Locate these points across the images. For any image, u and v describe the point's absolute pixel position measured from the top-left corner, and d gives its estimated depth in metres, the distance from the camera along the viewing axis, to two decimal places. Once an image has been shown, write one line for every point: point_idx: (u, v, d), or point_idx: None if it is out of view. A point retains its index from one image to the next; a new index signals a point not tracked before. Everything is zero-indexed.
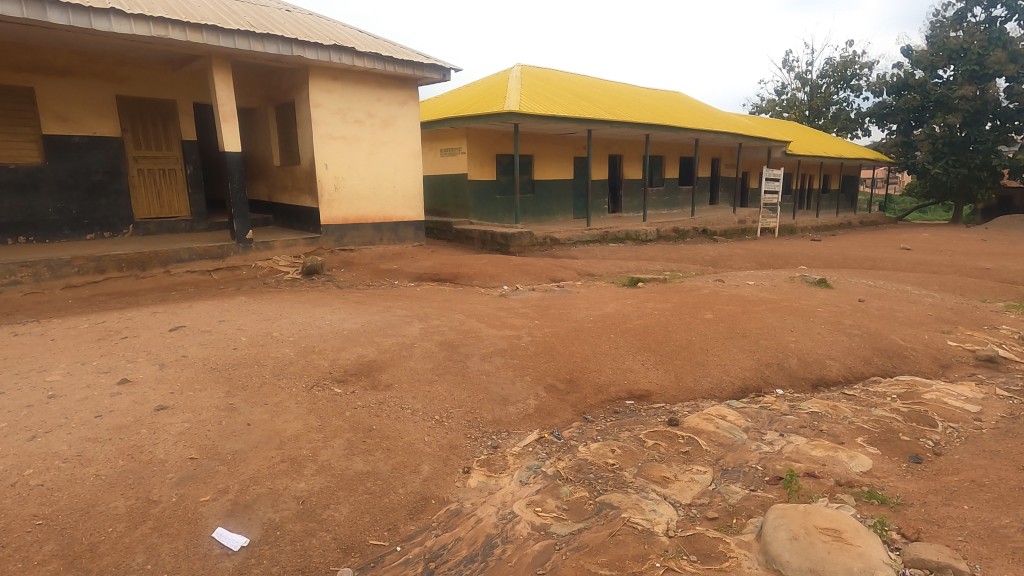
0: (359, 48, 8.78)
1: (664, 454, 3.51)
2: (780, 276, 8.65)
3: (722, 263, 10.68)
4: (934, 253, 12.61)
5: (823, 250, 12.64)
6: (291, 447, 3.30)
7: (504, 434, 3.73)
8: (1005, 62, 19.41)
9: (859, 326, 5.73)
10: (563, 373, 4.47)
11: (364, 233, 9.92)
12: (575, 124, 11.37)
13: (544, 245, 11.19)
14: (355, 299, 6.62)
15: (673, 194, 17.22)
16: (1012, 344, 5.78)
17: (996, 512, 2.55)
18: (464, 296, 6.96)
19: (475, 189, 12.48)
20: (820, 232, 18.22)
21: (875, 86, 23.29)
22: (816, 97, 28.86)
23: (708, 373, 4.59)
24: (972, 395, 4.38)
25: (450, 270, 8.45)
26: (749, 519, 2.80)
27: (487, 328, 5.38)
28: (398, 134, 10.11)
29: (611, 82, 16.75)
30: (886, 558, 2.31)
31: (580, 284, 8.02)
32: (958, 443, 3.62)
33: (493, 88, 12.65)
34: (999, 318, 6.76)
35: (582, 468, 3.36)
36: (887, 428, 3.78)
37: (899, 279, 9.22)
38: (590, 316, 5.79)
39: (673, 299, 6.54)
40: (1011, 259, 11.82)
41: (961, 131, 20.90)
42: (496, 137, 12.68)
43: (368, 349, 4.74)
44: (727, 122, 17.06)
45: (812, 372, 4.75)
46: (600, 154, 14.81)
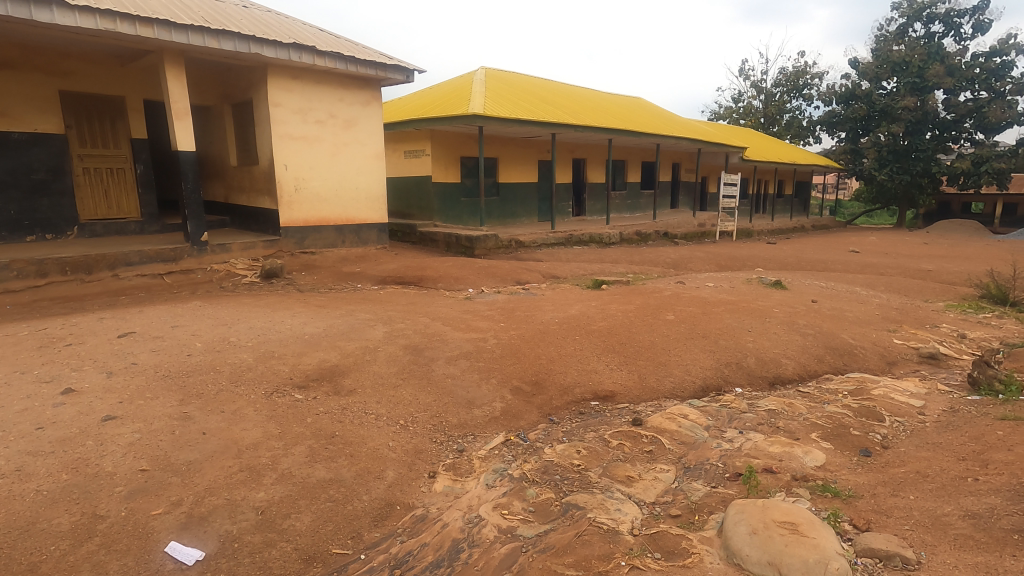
0: (320, 47, 8.61)
1: (628, 454, 3.56)
2: (738, 278, 8.89)
3: (683, 265, 10.92)
4: (881, 256, 13.23)
5: (778, 253, 13.08)
6: (249, 456, 3.19)
7: (470, 437, 3.72)
8: (942, 75, 20.62)
9: (812, 326, 5.95)
10: (529, 375, 4.48)
11: (326, 236, 9.72)
12: (539, 127, 11.43)
13: (508, 247, 11.21)
14: (316, 303, 6.46)
15: (636, 198, 17.52)
16: (953, 342, 6.09)
17: (939, 502, 2.67)
18: (429, 300, 6.90)
19: (439, 191, 12.40)
20: (775, 235, 18.85)
21: (825, 95, 24.27)
22: (771, 105, 29.90)
23: (670, 374, 4.67)
24: (916, 391, 4.60)
25: (415, 273, 8.35)
26: (711, 516, 2.86)
27: (452, 331, 5.34)
28: (361, 135, 9.96)
29: (574, 87, 16.93)
30: (840, 548, 2.40)
31: (545, 287, 8.06)
32: (904, 436, 3.79)
33: (458, 90, 12.60)
34: (941, 317, 7.11)
35: (547, 469, 3.37)
36: (838, 423, 3.94)
37: (849, 281, 9.60)
38: (556, 319, 5.82)
39: (636, 301, 6.63)
40: (950, 262, 12.50)
41: (904, 140, 22.06)
42: (461, 139, 12.63)
43: (330, 354, 4.63)
44: (687, 128, 17.48)
45: (768, 371, 4.90)
46: (564, 158, 14.95)
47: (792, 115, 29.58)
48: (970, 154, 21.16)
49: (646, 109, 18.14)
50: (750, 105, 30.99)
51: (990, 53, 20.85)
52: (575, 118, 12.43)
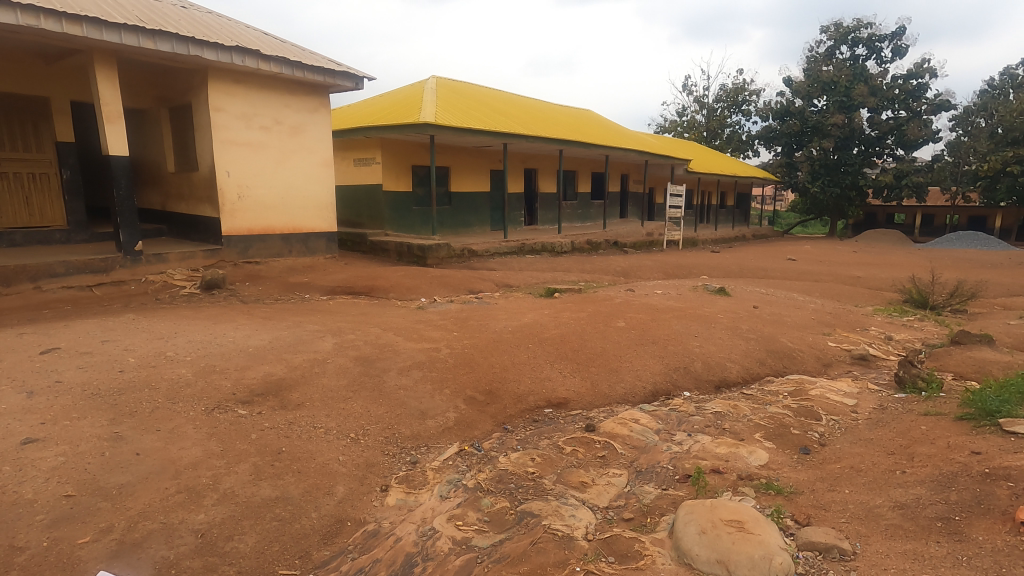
0: (264, 51, 8.37)
1: (582, 460, 3.59)
2: (685, 285, 9.19)
3: (633, 273, 11.21)
4: (816, 264, 13.99)
5: (722, 261, 13.62)
6: (187, 476, 3.03)
7: (423, 449, 3.66)
8: (867, 95, 22.11)
9: (754, 330, 6.21)
10: (483, 385, 4.45)
11: (271, 245, 9.41)
12: (490, 137, 11.49)
13: (461, 256, 11.20)
14: (261, 315, 6.22)
15: (586, 207, 17.85)
16: (881, 343, 6.50)
17: (871, 495, 2.83)
18: (380, 310, 6.78)
19: (390, 200, 12.25)
20: (719, 244, 19.64)
21: (762, 111, 25.54)
22: (713, 119, 31.24)
23: (621, 380, 4.75)
24: (849, 390, 4.87)
25: (366, 283, 8.19)
26: (662, 518, 2.92)
27: (404, 341, 5.26)
28: (309, 142, 9.72)
29: (525, 98, 17.14)
30: (782, 543, 2.50)
31: (498, 296, 8.08)
32: (839, 433, 4.00)
33: (408, 99, 12.51)
34: (869, 321, 7.58)
35: (502, 478, 3.35)
36: (779, 423, 4.11)
37: (787, 287, 10.11)
38: (509, 327, 5.84)
39: (587, 309, 6.74)
40: (877, 269, 13.37)
41: (834, 154, 23.47)
42: (412, 147, 12.53)
43: (276, 367, 4.46)
44: (635, 140, 18.00)
45: (714, 374, 5.07)
46: (516, 167, 15.09)
47: (732, 130, 31.01)
48: (891, 168, 22.75)
49: (595, 121, 18.56)
50: (693, 119, 32.24)
51: (907, 75, 22.52)
52: (526, 128, 12.58)
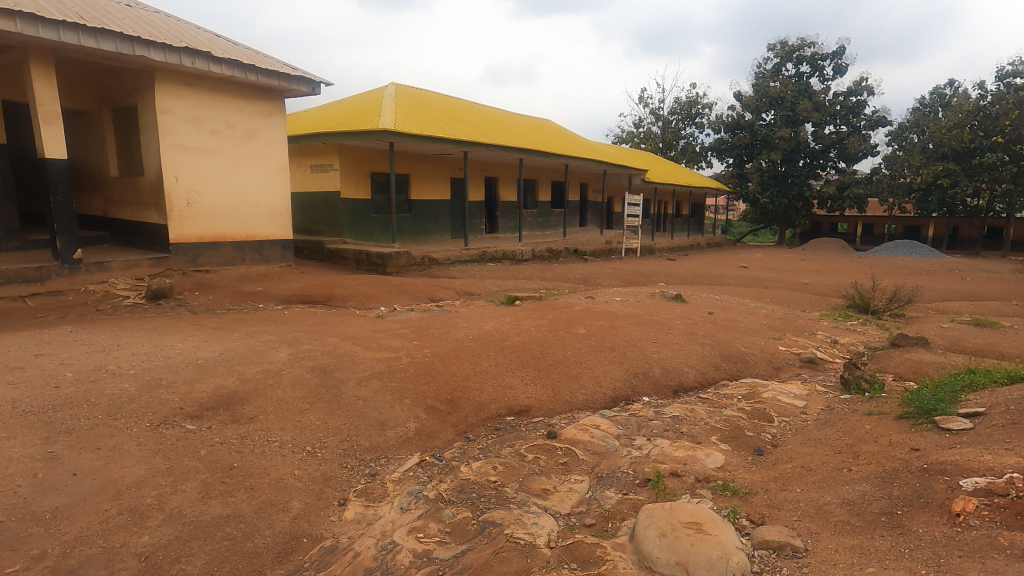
0: (215, 53, 8.13)
1: (544, 467, 3.59)
2: (643, 292, 9.38)
3: (592, 281, 11.37)
4: (766, 271, 14.53)
5: (679, 269, 13.99)
6: (130, 496, 2.86)
7: (383, 460, 3.59)
8: (811, 110, 23.20)
9: (709, 336, 6.39)
10: (444, 394, 4.40)
11: (223, 253, 9.09)
12: (450, 145, 11.46)
13: (421, 265, 11.10)
14: (212, 326, 5.98)
15: (546, 216, 18.00)
16: (828, 347, 6.80)
17: (821, 493, 2.94)
18: (338, 319, 6.64)
19: (348, 207, 12.04)
20: (675, 252, 20.15)
21: (715, 124, 26.44)
22: (668, 131, 32.15)
23: (582, 387, 4.79)
24: (799, 393, 5.05)
25: (323, 291, 8.01)
26: (623, 522, 2.93)
27: (363, 351, 5.16)
28: (263, 147, 9.47)
29: (485, 107, 17.21)
30: (738, 543, 2.56)
31: (459, 304, 8.04)
32: (790, 434, 4.14)
33: (366, 105, 12.36)
34: (816, 325, 7.91)
35: (463, 488, 3.31)
36: (734, 425, 4.23)
37: (740, 293, 10.46)
38: (471, 335, 5.81)
39: (548, 316, 6.78)
40: (823, 276, 14.00)
41: (782, 166, 24.49)
42: (370, 155, 12.37)
43: (227, 380, 4.29)
44: (593, 150, 18.32)
45: (672, 379, 5.18)
46: (476, 176, 15.10)
47: (686, 141, 31.98)
48: (835, 180, 23.91)
49: (555, 131, 18.79)
50: (649, 130, 33.09)
51: (847, 92, 23.77)
52: (486, 137, 12.62)
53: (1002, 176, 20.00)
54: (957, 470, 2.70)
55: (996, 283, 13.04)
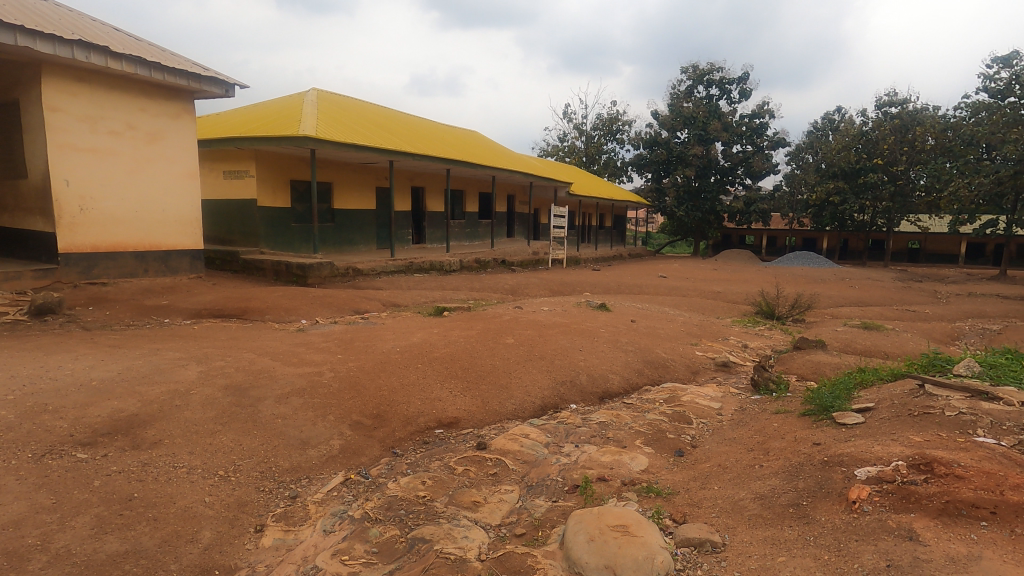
0: (115, 48, 7.52)
1: (473, 479, 3.56)
2: (569, 302, 9.60)
3: (520, 291, 11.49)
4: (683, 280, 15.33)
5: (603, 279, 14.43)
6: (6, 538, 2.54)
7: (304, 481, 3.41)
8: (720, 130, 24.85)
9: (632, 343, 6.63)
10: (370, 409, 4.26)
11: (122, 264, 8.36)
12: (374, 153, 11.23)
13: (345, 276, 10.75)
14: (109, 343, 5.46)
15: (474, 227, 18.02)
16: (739, 351, 7.25)
17: (736, 489, 3.11)
18: (255, 333, 6.28)
19: (266, 216, 11.47)
20: (599, 262, 20.80)
21: (634, 140, 27.66)
22: (591, 146, 33.28)
23: (511, 397, 4.80)
24: (715, 395, 5.33)
25: (238, 304, 7.55)
26: (553, 530, 2.95)
27: (281, 366, 4.89)
28: (169, 151, 8.83)
29: (411, 116, 17.04)
30: (663, 542, 2.64)
31: (385, 315, 7.86)
32: (707, 435, 4.36)
33: (285, 110, 11.88)
34: (729, 331, 8.40)
35: (391, 506, 3.21)
36: (657, 429, 4.39)
37: (660, 302, 10.95)
38: (398, 347, 5.68)
39: (476, 327, 6.76)
40: (733, 285, 14.96)
41: (696, 182, 25.99)
42: (290, 161, 11.88)
43: (127, 402, 3.92)
44: (520, 163, 18.61)
45: (598, 386, 5.31)
46: (402, 185, 14.88)
47: (608, 156, 33.23)
48: (742, 196, 25.69)
49: (482, 143, 18.91)
50: (573, 144, 34.07)
51: (752, 115, 25.65)
52: (412, 147, 12.48)
53: (882, 195, 22.31)
54: (853, 461, 2.95)
55: (881, 290, 14.47)
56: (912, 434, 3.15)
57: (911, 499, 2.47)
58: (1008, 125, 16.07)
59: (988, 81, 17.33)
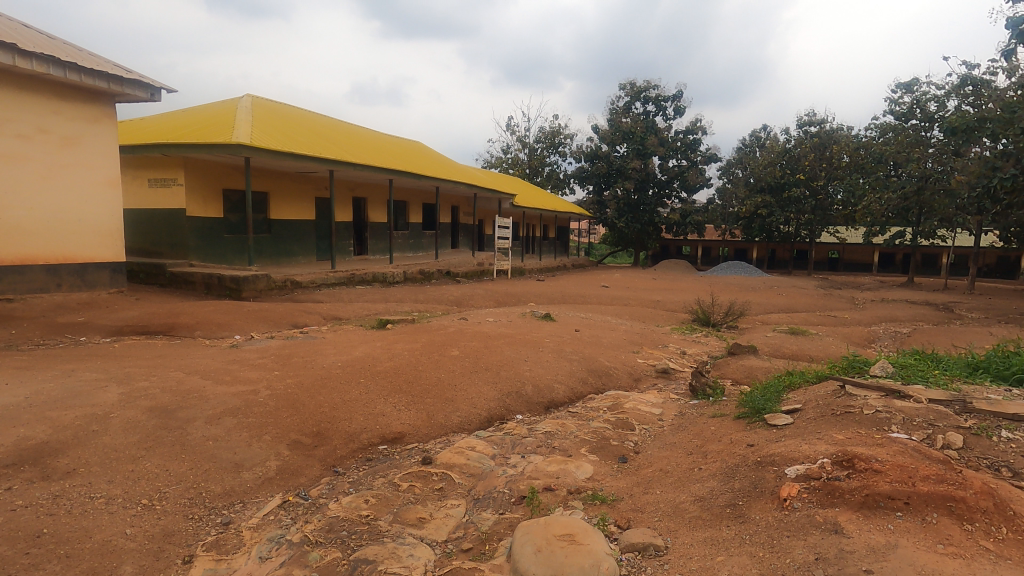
0: (24, 46, 6.98)
1: (419, 495, 3.49)
2: (514, 312, 9.65)
3: (465, 302, 11.46)
4: (625, 290, 15.77)
5: (547, 289, 14.63)
6: None
7: (238, 506, 3.24)
8: (657, 145, 25.85)
9: (576, 352, 6.73)
10: (309, 427, 4.10)
11: (31, 278, 7.70)
12: (313, 163, 10.93)
13: (283, 288, 10.36)
14: (15, 365, 5.00)
15: (417, 238, 17.82)
16: (678, 357, 7.52)
17: (677, 492, 3.21)
18: (184, 351, 5.93)
19: (195, 226, 10.90)
20: (544, 273, 21.05)
21: (576, 154, 28.30)
22: (534, 158, 33.77)
23: (457, 409, 4.76)
24: (655, 401, 5.49)
25: (165, 320, 7.12)
26: (500, 542, 2.93)
27: (213, 385, 4.64)
28: (88, 157, 8.26)
29: (352, 125, 16.73)
30: (608, 549, 2.67)
31: (326, 329, 7.62)
32: (649, 440, 4.48)
33: (217, 116, 11.39)
34: (668, 339, 8.69)
35: (332, 527, 3.09)
36: (601, 436, 4.47)
37: (603, 311, 11.21)
38: (339, 362, 5.51)
39: (421, 339, 6.67)
40: (672, 293, 15.55)
41: (635, 195, 26.87)
42: (222, 169, 11.37)
43: (36, 429, 3.60)
44: (464, 174, 18.63)
45: (543, 396, 5.35)
46: (343, 195, 14.54)
47: (551, 168, 33.82)
48: (678, 208, 26.79)
49: (425, 154, 18.80)
50: (516, 157, 34.48)
51: (686, 131, 26.85)
52: (353, 156, 12.24)
53: (804, 208, 23.84)
54: (784, 460, 3.10)
55: (805, 297, 15.44)
56: (836, 432, 3.36)
57: (836, 493, 2.63)
58: (912, 144, 17.62)
59: (893, 105, 18.94)
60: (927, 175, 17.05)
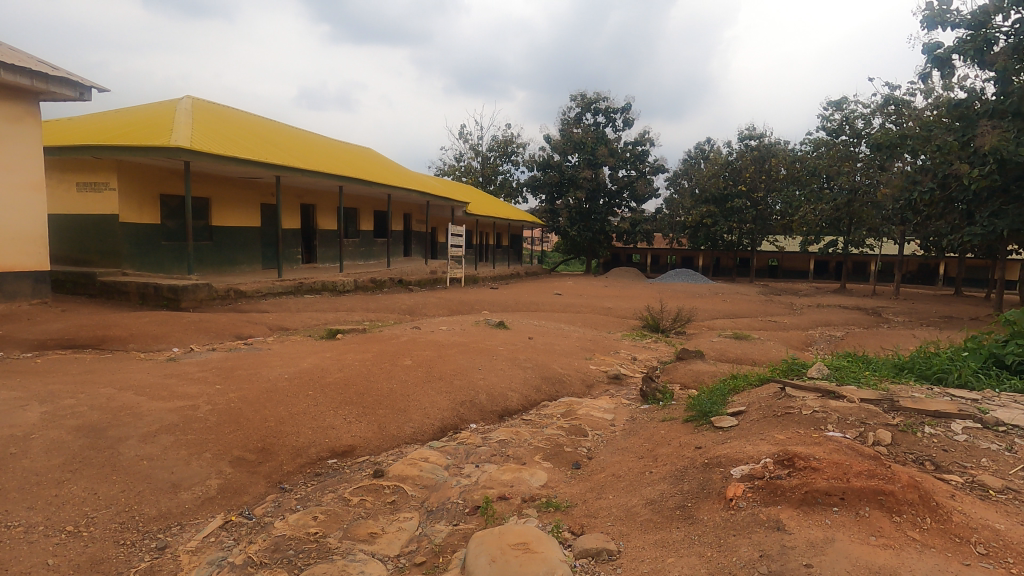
0: None
1: (370, 509, 3.40)
2: (468, 321, 9.61)
3: (418, 310, 11.32)
4: (577, 297, 15.99)
5: (501, 297, 14.64)
6: None
7: (175, 529, 3.06)
8: (607, 155, 26.42)
9: (530, 360, 6.76)
10: (253, 442, 3.94)
11: None
12: (258, 168, 10.57)
13: (225, 298, 9.94)
14: None
15: (368, 245, 17.50)
16: (629, 363, 7.68)
17: (629, 496, 3.26)
18: (116, 365, 5.59)
19: (129, 232, 10.32)
20: (497, 281, 21.08)
21: (528, 163, 28.56)
22: (487, 166, 33.87)
23: (409, 420, 4.68)
24: (607, 407, 5.58)
25: (95, 332, 6.68)
26: (455, 554, 2.89)
27: (147, 401, 4.38)
28: (7, 159, 7.69)
29: (300, 130, 16.30)
30: (562, 556, 2.68)
31: (272, 340, 7.36)
32: (602, 445, 4.54)
33: (154, 118, 10.86)
34: (619, 345, 8.87)
35: (278, 546, 2.97)
36: (554, 443, 4.49)
37: (556, 318, 11.33)
38: (285, 374, 5.33)
39: (372, 349, 6.54)
40: (623, 300, 15.89)
41: (587, 204, 27.35)
42: (159, 173, 10.83)
43: None
44: (416, 181, 18.45)
45: (497, 405, 5.34)
46: (290, 202, 14.12)
47: (504, 177, 34.00)
48: (628, 217, 27.45)
49: (376, 161, 18.53)
50: (469, 165, 34.49)
51: (635, 142, 27.59)
52: (301, 162, 11.92)
53: (746, 218, 24.90)
54: (729, 461, 3.21)
55: (747, 303, 16.11)
56: (777, 433, 3.51)
57: (778, 492, 2.74)
58: (842, 159, 18.73)
59: (825, 121, 20.12)
60: (856, 187, 18.17)
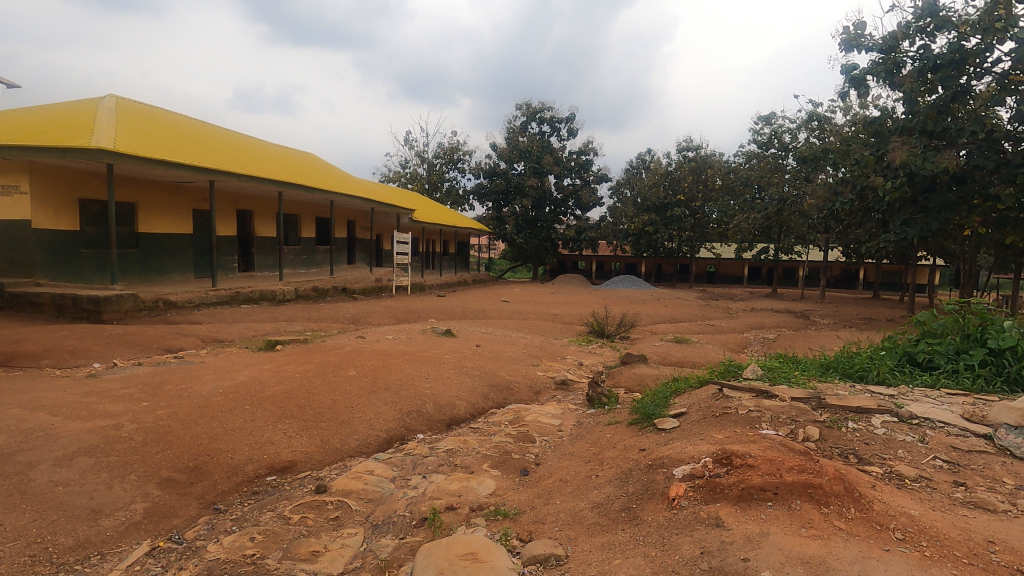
0: None
1: (312, 526, 3.27)
2: (414, 329, 9.49)
3: (363, 319, 11.07)
4: (524, 304, 16.10)
5: (447, 305, 14.54)
6: None
7: (95, 559, 2.84)
8: (552, 164, 26.83)
9: (477, 368, 6.73)
10: (184, 461, 3.71)
11: None
12: (190, 172, 10.05)
13: (153, 309, 9.37)
14: None
15: (310, 253, 16.96)
16: (576, 369, 7.78)
17: (576, 500, 3.30)
18: (28, 383, 5.15)
19: (43, 239, 9.56)
20: (444, 289, 20.94)
21: (475, 170, 28.59)
22: (433, 173, 33.64)
23: (353, 432, 4.55)
24: (555, 412, 5.63)
25: (2, 348, 6.13)
26: (401, 568, 2.82)
27: (64, 422, 4.05)
28: None
29: (235, 133, 15.63)
30: (510, 563, 2.67)
31: (205, 353, 7.00)
32: (549, 451, 4.57)
33: (72, 116, 10.13)
34: (566, 351, 9.00)
35: (211, 571, 2.81)
36: (503, 450, 4.47)
37: (503, 325, 11.37)
38: (220, 388, 5.06)
39: (314, 360, 6.33)
40: (569, 306, 16.15)
41: (533, 212, 27.64)
42: (78, 176, 10.10)
43: None
44: (360, 188, 18.08)
45: (444, 414, 5.27)
46: (225, 207, 13.50)
47: (450, 184, 33.87)
48: (573, 225, 27.97)
49: (318, 166, 18.02)
50: (415, 172, 34.17)
51: (579, 152, 28.16)
52: (236, 166, 11.43)
53: (685, 226, 25.88)
54: (671, 462, 3.30)
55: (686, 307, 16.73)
56: (716, 432, 3.64)
57: (716, 489, 2.83)
58: (772, 170, 19.81)
59: (756, 135, 21.25)
60: (785, 198, 19.26)
